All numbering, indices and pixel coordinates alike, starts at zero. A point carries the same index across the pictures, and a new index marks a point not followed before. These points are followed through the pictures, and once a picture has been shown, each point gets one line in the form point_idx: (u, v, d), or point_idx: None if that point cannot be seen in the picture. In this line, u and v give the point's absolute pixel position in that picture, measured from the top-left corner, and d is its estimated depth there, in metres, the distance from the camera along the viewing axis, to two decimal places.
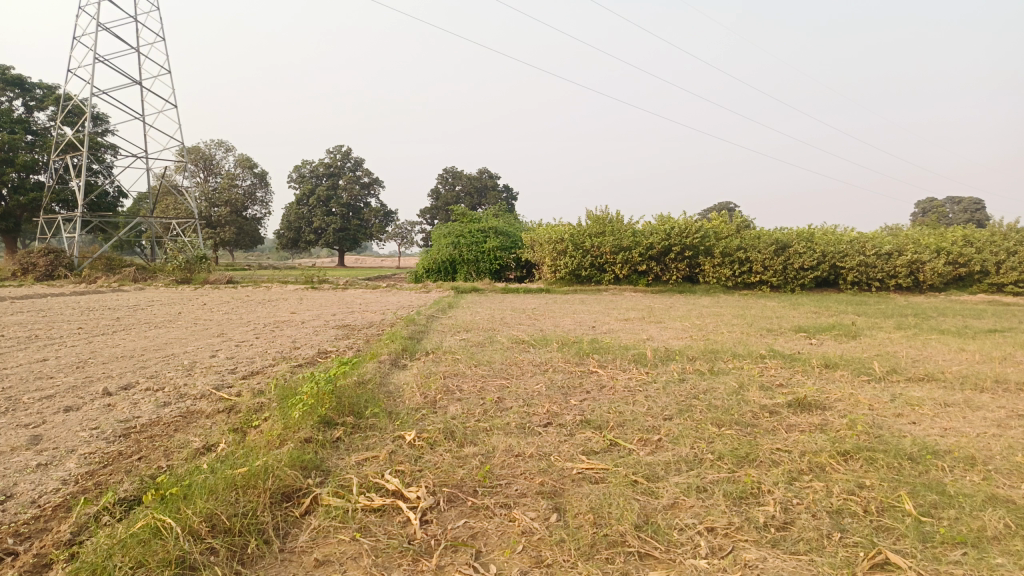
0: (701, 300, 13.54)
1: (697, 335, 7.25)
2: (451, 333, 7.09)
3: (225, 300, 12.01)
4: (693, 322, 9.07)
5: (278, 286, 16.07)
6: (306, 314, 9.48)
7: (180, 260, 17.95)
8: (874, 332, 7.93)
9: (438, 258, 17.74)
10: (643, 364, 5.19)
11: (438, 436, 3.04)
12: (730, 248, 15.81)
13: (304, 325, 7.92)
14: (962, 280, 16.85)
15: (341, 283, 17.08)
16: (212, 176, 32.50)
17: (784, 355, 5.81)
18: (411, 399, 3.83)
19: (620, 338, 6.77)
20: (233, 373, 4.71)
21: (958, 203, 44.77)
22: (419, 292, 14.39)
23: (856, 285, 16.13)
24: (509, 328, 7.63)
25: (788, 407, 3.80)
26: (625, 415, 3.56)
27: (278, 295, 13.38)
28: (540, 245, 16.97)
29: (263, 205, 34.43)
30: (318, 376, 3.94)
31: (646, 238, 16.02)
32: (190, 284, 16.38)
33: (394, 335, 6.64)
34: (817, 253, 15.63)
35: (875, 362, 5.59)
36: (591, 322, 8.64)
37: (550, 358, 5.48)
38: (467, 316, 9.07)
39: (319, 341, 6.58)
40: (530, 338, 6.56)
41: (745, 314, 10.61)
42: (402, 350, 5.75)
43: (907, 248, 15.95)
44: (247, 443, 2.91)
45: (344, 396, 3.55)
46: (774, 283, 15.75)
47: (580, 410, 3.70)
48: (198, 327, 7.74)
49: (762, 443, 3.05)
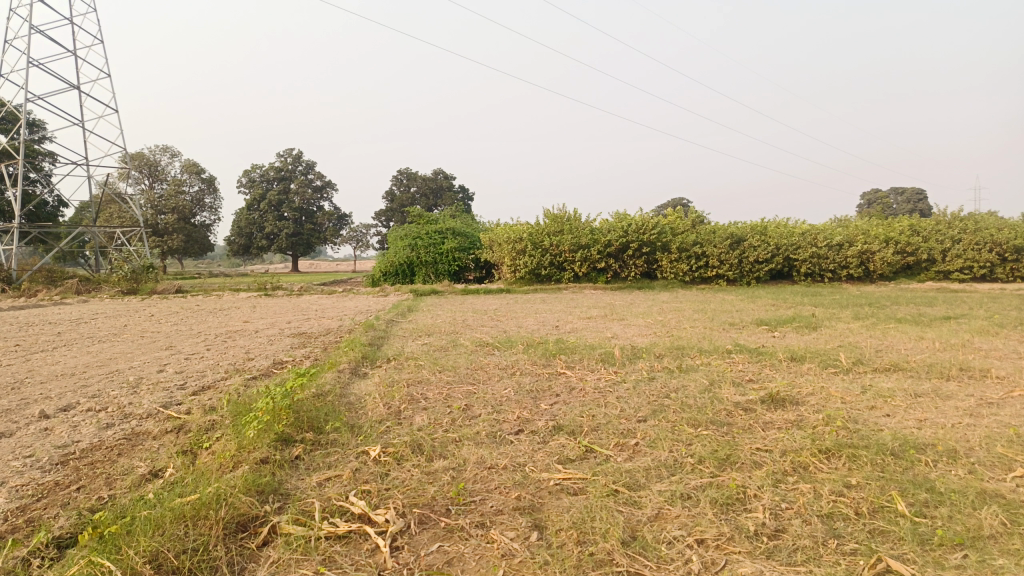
0: (661, 296, 13.57)
1: (661, 332, 7.18)
2: (412, 338, 6.89)
3: (174, 311, 11.57)
4: (656, 318, 9.04)
5: (230, 294, 15.61)
6: (260, 323, 9.16)
7: (126, 270, 17.31)
8: (833, 323, 8.00)
9: (395, 260, 17.46)
10: (611, 363, 5.08)
11: (404, 450, 2.87)
12: (686, 244, 15.94)
13: (259, 335, 7.63)
14: (910, 268, 17.26)
15: (296, 288, 16.68)
16: (157, 183, 31.52)
17: (750, 348, 5.77)
18: (375, 411, 3.64)
19: (584, 337, 6.67)
20: (183, 389, 4.44)
21: (901, 194, 46.09)
22: (376, 296, 14.10)
23: (810, 276, 16.39)
24: (471, 330, 7.47)
25: (763, 404, 3.73)
26: (598, 418, 3.44)
27: (230, 304, 12.96)
28: (499, 245, 16.85)
29: (212, 211, 33.55)
30: (274, 390, 3.72)
31: (604, 236, 16.01)
32: (138, 295, 15.80)
33: (353, 342, 6.41)
34: (771, 245, 15.84)
35: (840, 352, 5.58)
36: (553, 321, 8.54)
37: (516, 361, 5.33)
38: (427, 319, 8.88)
39: (274, 350, 6.31)
40: (493, 340, 6.40)
41: (706, 308, 10.63)
42: (362, 358, 5.54)
43: (858, 240, 16.29)
44: (198, 467, 2.70)
45: (303, 410, 3.35)
46: (731, 277, 15.92)
47: (551, 415, 3.57)
48: (145, 340, 7.39)
49: (741, 443, 2.96)
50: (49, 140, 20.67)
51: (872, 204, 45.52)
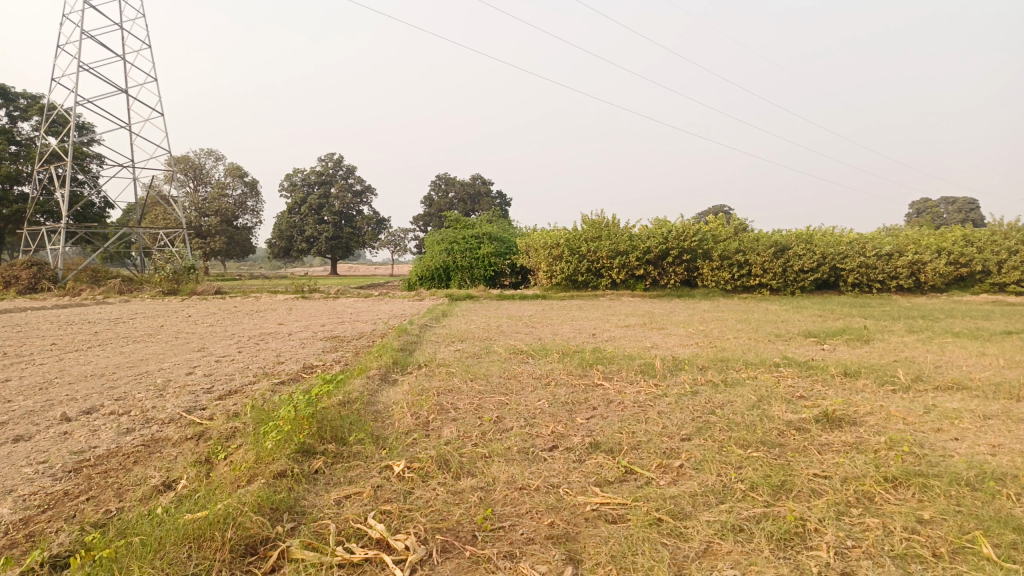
0: (702, 304, 13.22)
1: (703, 342, 6.90)
2: (445, 344, 6.73)
3: (211, 312, 11.63)
4: (696, 327, 8.74)
5: (268, 296, 15.71)
6: (293, 325, 9.11)
7: (168, 271, 17.54)
8: (885, 336, 7.61)
9: (431, 265, 17.39)
10: (651, 375, 4.84)
11: (430, 466, 2.69)
12: (728, 252, 15.53)
13: (291, 338, 7.55)
14: (963, 280, 16.58)
15: (332, 292, 16.72)
16: (201, 185, 32.06)
17: (799, 362, 5.47)
18: (402, 421, 3.47)
19: (623, 347, 6.43)
20: (209, 393, 4.34)
21: (952, 203, 44.65)
22: (412, 300, 14.01)
23: (857, 287, 15.85)
24: (506, 337, 7.27)
25: (818, 424, 3.46)
26: (639, 435, 3.21)
27: (267, 306, 13.00)
28: (535, 250, 16.66)
29: (253, 214, 34.01)
30: (298, 397, 3.57)
31: (643, 242, 15.70)
32: (178, 296, 15.98)
33: (384, 348, 6.27)
34: (817, 254, 15.36)
35: (897, 368, 5.26)
36: (590, 329, 8.30)
37: (552, 370, 5.13)
38: (462, 325, 8.72)
39: (305, 354, 6.20)
40: (528, 348, 6.20)
41: (749, 318, 10.28)
42: (393, 364, 5.39)
43: (908, 249, 15.70)
44: (212, 480, 2.55)
45: (327, 420, 3.20)
46: (774, 286, 15.46)
47: (588, 430, 3.35)
48: (179, 341, 7.36)
49: (796, 467, 2.72)
50: (97, 142, 21.11)
51: (921, 213, 44.18)
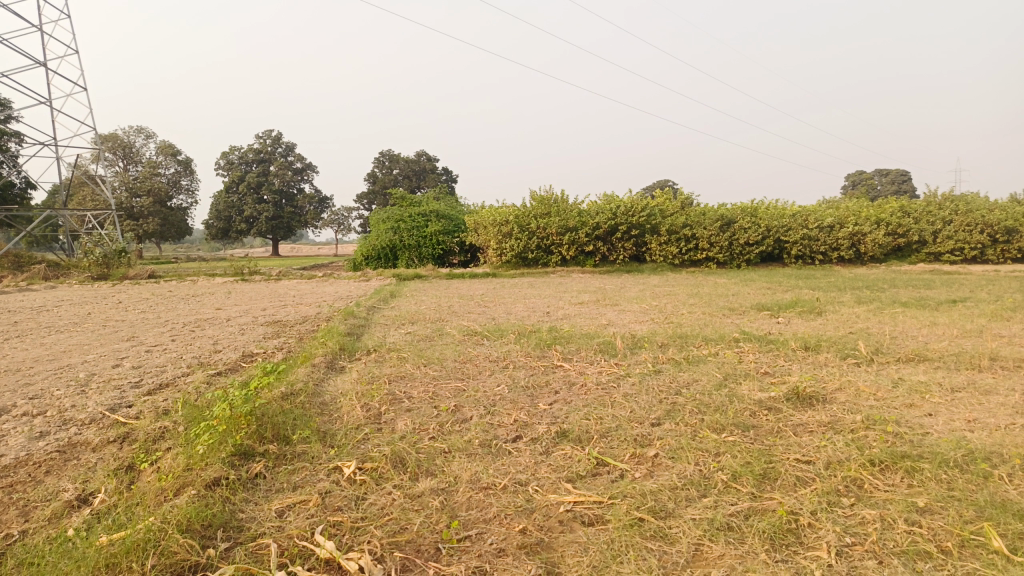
0: (652, 279, 13.19)
1: (659, 318, 6.78)
2: (395, 327, 6.42)
3: (143, 297, 11.01)
4: (649, 302, 8.65)
5: (205, 279, 15.06)
6: (232, 310, 8.65)
7: (97, 255, 16.64)
8: (836, 308, 7.64)
9: (377, 244, 16.94)
10: (612, 355, 4.66)
11: (384, 466, 2.44)
12: (676, 226, 15.56)
13: (230, 324, 7.12)
14: (901, 250, 17.00)
15: (274, 273, 16.11)
16: (131, 165, 30.63)
17: (759, 337, 5.38)
18: (352, 414, 3.20)
19: (579, 325, 6.25)
20: (138, 388, 3.96)
21: (886, 175, 46.00)
22: (358, 281, 13.60)
23: (801, 259, 16.10)
24: (458, 317, 7.02)
25: (789, 403, 3.33)
26: (607, 421, 3.02)
27: (205, 290, 12.39)
28: (483, 228, 16.36)
29: (188, 194, 32.71)
30: (235, 392, 3.26)
31: (592, 218, 15.58)
32: (108, 281, 15.18)
33: (330, 332, 5.94)
34: (762, 227, 15.51)
35: (855, 340, 5.21)
36: (543, 307, 8.12)
37: (508, 351, 4.90)
38: (411, 306, 8.42)
39: (245, 341, 5.83)
40: (482, 329, 5.96)
41: (700, 292, 10.26)
42: (339, 350, 5.09)
43: (848, 221, 15.99)
44: (134, 492, 2.23)
45: (269, 418, 2.90)
46: (720, 260, 15.56)
47: (553, 418, 3.14)
48: (106, 330, 6.86)
49: (776, 451, 2.57)
50: (14, 119, 19.83)
51: (857, 185, 45.36)
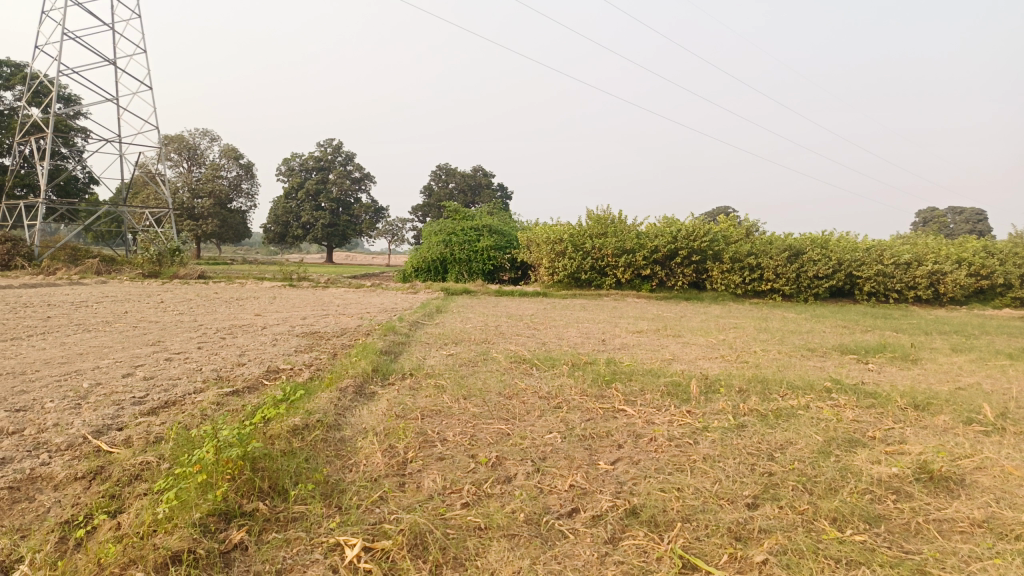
0: (712, 309, 12.37)
1: (729, 355, 6.06)
2: (436, 348, 5.85)
3: (186, 298, 10.71)
4: (715, 336, 7.91)
5: (253, 282, 14.82)
6: (270, 317, 8.24)
7: (151, 252, 16.62)
8: (931, 355, 6.77)
9: (428, 256, 16.50)
10: (683, 399, 4.00)
11: (400, 551, 1.85)
12: (740, 254, 14.70)
13: (263, 332, 6.68)
14: (983, 292, 15.79)
15: (322, 280, 15.78)
16: (195, 166, 31.10)
17: (855, 387, 4.63)
18: (374, 459, 2.64)
19: (640, 358, 5.60)
20: (138, 405, 3.47)
21: (960, 213, 43.92)
22: (405, 293, 13.15)
23: (873, 296, 15.05)
24: (505, 341, 6.42)
25: (920, 486, 2.62)
26: (689, 498, 2.38)
27: (249, 293, 12.07)
28: (537, 245, 15.74)
29: (248, 197, 33.03)
30: (234, 426, 2.71)
31: (651, 241, 14.82)
32: (158, 279, 15.09)
33: (365, 349, 5.42)
34: (833, 260, 14.52)
35: (972, 399, 4.43)
36: (600, 334, 7.47)
37: (560, 387, 4.28)
38: (456, 324, 7.87)
39: (273, 354, 5.34)
40: (531, 356, 5.34)
41: (768, 327, 9.45)
42: (372, 372, 4.54)
43: (927, 259, 14.87)
44: (68, 566, 1.70)
45: (269, 466, 2.36)
46: (786, 292, 14.64)
47: (618, 486, 2.51)
48: (134, 332, 6.47)
49: (930, 568, 1.90)
50: (82, 115, 20.12)
51: (929, 221, 43.26)
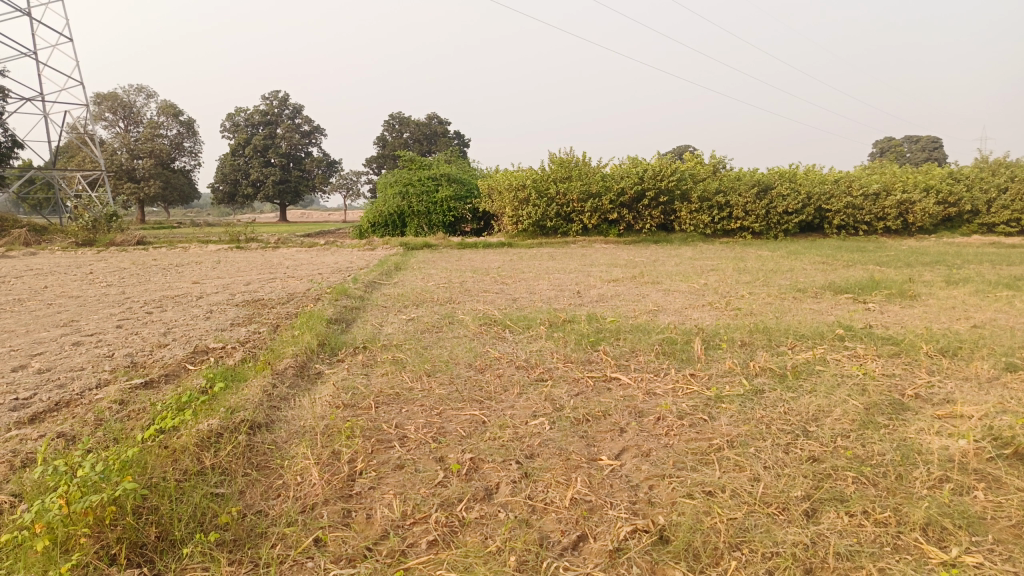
0: (685, 251, 11.86)
1: (718, 302, 5.51)
2: (394, 312, 5.19)
3: (119, 268, 9.77)
4: (696, 280, 7.37)
5: (198, 247, 13.85)
6: (209, 285, 7.43)
7: (86, 219, 15.42)
8: (928, 290, 6.31)
9: (385, 210, 15.64)
10: (685, 361, 3.43)
11: None
12: (708, 192, 14.16)
13: (198, 304, 5.92)
14: (950, 220, 15.55)
15: (273, 240, 14.89)
16: (132, 126, 29.30)
17: (869, 334, 4.11)
18: (311, 474, 2.02)
19: (623, 311, 5.03)
20: (16, 412, 2.75)
21: (915, 142, 43.98)
22: (362, 250, 12.34)
23: (843, 229, 14.71)
24: (472, 299, 5.80)
25: (1007, 467, 2.08)
26: (731, 508, 1.80)
27: (192, 259, 11.15)
28: (499, 193, 14.92)
29: (192, 156, 31.36)
30: (122, 454, 2.05)
31: (617, 183, 14.14)
32: (94, 247, 14.01)
33: (312, 318, 4.74)
34: (803, 194, 14.10)
35: (1000, 340, 3.94)
36: (573, 285, 6.88)
37: (539, 352, 3.67)
38: (417, 282, 7.20)
39: (204, 330, 4.61)
40: (502, 316, 4.72)
41: (747, 267, 8.96)
42: (319, 346, 3.87)
43: (896, 188, 14.52)
44: None
45: (158, 513, 1.72)
46: (756, 230, 14.24)
47: (631, 494, 1.93)
48: (48, 311, 5.65)
49: None
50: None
51: (885, 151, 43.25)
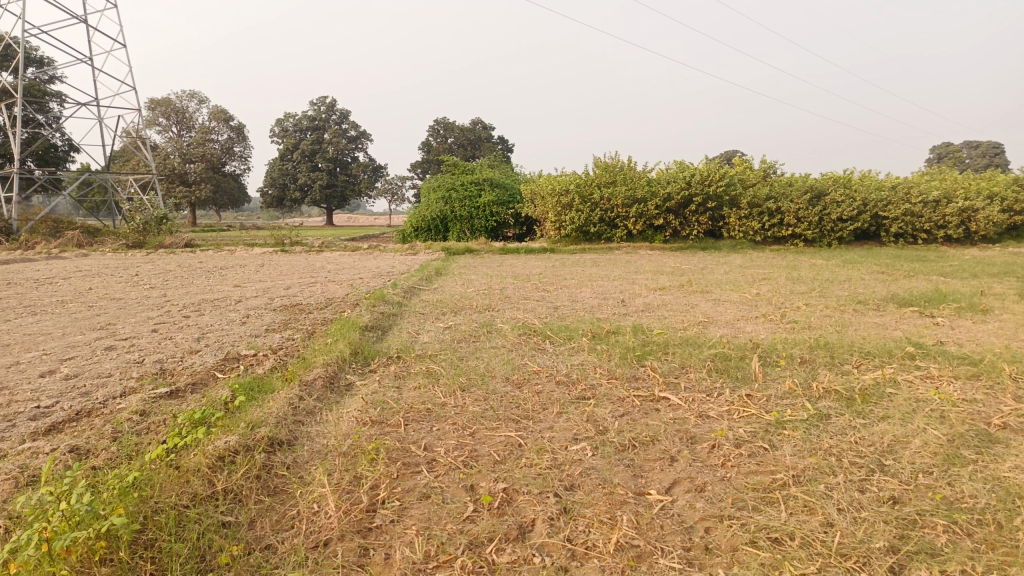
0: (734, 259, 11.47)
1: (772, 314, 5.21)
2: (431, 320, 5.02)
3: (164, 270, 9.83)
4: (747, 290, 7.04)
5: (243, 249, 13.95)
6: (249, 289, 7.39)
7: (136, 221, 15.69)
8: (1001, 305, 5.87)
9: (427, 214, 15.56)
10: (740, 381, 3.16)
11: None
12: (758, 198, 13.71)
13: (235, 308, 5.83)
14: (1016, 229, 14.78)
15: (316, 244, 14.93)
16: (185, 131, 29.94)
17: (942, 353, 3.77)
18: (327, 504, 1.83)
19: (671, 323, 4.76)
20: (33, 422, 2.63)
21: (976, 147, 42.30)
22: (404, 255, 12.27)
23: (901, 238, 14.10)
24: (512, 307, 5.59)
25: None
26: (800, 563, 1.56)
27: (235, 262, 11.21)
28: (542, 198, 14.72)
29: (242, 160, 31.90)
30: (128, 478, 1.89)
31: (663, 188, 13.80)
32: (143, 250, 14.21)
33: (346, 325, 4.59)
34: (858, 201, 13.55)
35: None
36: (618, 294, 6.62)
37: (581, 367, 3.44)
38: (457, 288, 7.02)
39: (237, 336, 4.49)
40: (543, 326, 4.51)
41: (800, 277, 8.56)
42: (350, 356, 3.70)
43: (958, 195, 13.85)
44: None
45: (155, 551, 1.57)
46: (808, 237, 13.74)
47: (684, 540, 1.69)
48: (88, 313, 5.62)
49: None
50: (57, 79, 19.00)
51: (943, 157, 41.76)
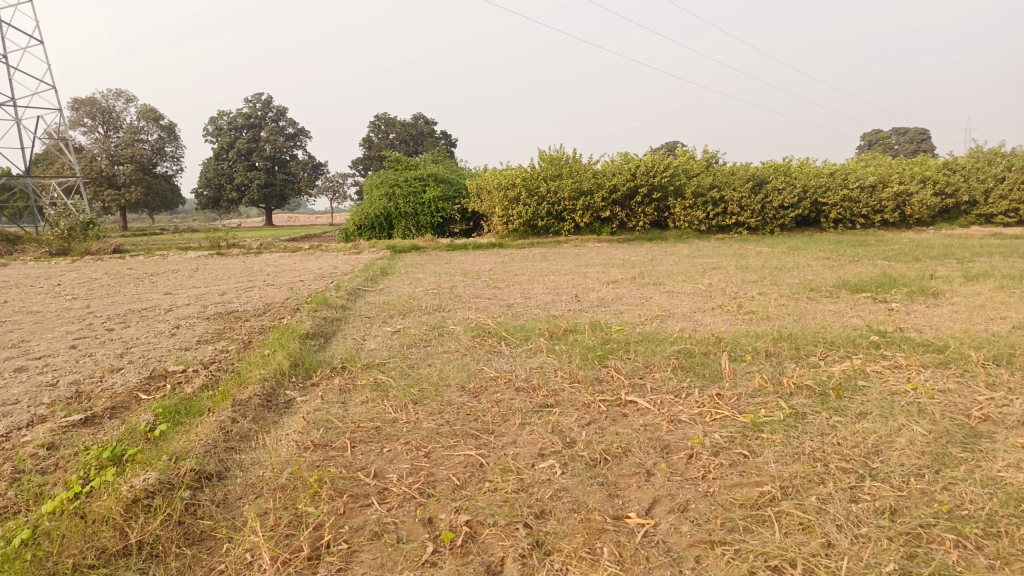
0: (681, 249, 11.43)
1: (729, 305, 5.10)
2: (378, 324, 4.74)
3: (91, 279, 9.22)
4: (700, 280, 6.94)
5: (177, 254, 13.31)
6: (181, 296, 6.94)
7: (61, 227, 14.82)
8: (949, 287, 5.89)
9: (371, 212, 15.15)
10: (709, 380, 2.99)
11: None
12: (702, 188, 13.75)
13: (165, 318, 5.42)
14: (948, 212, 15.21)
15: (255, 245, 14.36)
16: (112, 131, 28.60)
17: (907, 340, 3.68)
18: (262, 557, 1.58)
19: (629, 318, 4.59)
20: None
21: (904, 134, 43.74)
22: (347, 254, 11.86)
23: (840, 223, 14.34)
24: (462, 306, 5.34)
25: None
26: None
27: (168, 267, 10.63)
28: (488, 193, 14.46)
29: (174, 161, 30.69)
30: (20, 539, 1.60)
31: (609, 179, 13.69)
32: (69, 257, 13.42)
33: (286, 333, 4.28)
34: (799, 188, 13.71)
35: None
36: (570, 288, 6.44)
37: (540, 371, 3.23)
38: (404, 288, 6.74)
39: (166, 350, 4.13)
40: (497, 327, 4.28)
41: (750, 265, 8.53)
42: (290, 369, 3.40)
43: (893, 179, 14.17)
44: None
45: None
46: (752, 225, 13.88)
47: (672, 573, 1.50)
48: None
49: None
50: None
51: (874, 144, 43.14)
